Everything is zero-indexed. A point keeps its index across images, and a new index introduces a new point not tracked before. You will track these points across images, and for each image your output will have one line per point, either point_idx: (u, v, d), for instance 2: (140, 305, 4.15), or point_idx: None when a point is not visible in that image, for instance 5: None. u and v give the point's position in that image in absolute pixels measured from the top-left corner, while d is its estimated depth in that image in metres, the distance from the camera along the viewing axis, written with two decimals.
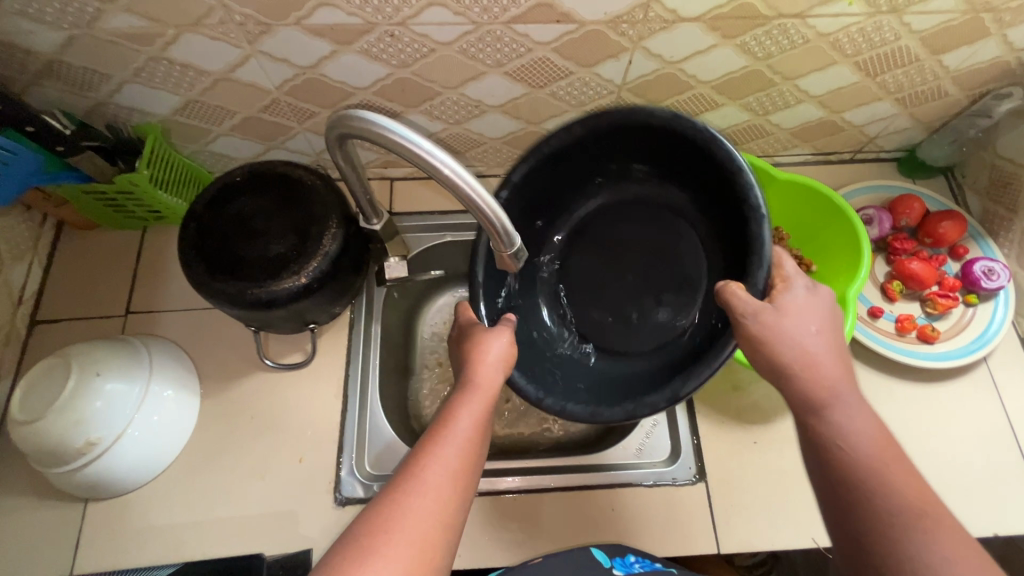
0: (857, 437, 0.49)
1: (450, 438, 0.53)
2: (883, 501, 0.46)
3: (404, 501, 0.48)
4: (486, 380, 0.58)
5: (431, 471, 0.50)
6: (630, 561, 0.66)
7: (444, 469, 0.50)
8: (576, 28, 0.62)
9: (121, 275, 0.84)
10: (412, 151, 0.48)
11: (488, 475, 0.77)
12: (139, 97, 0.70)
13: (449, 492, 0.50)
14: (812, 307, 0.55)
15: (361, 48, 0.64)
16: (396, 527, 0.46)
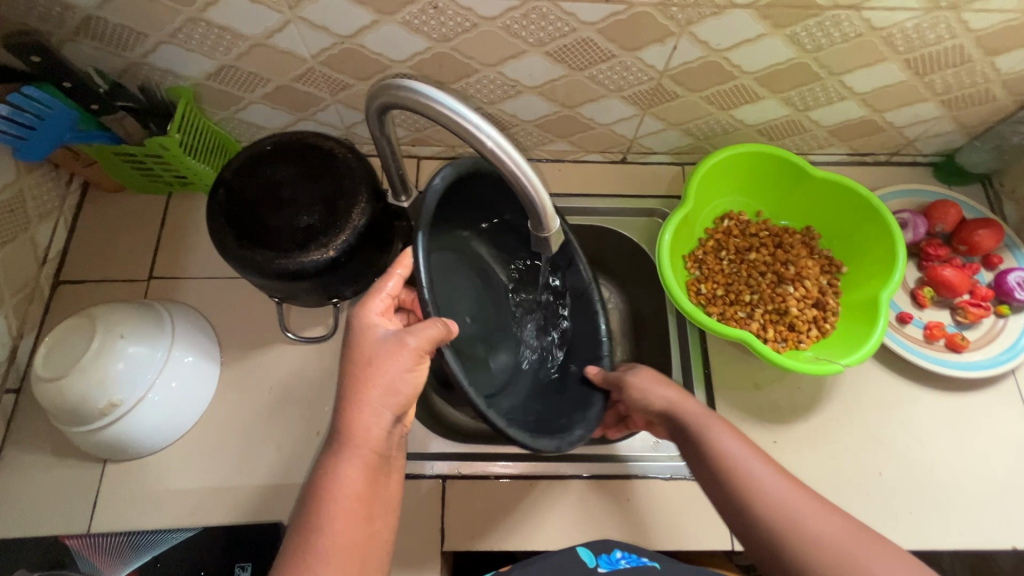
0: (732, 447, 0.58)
1: (337, 499, 0.50)
2: (760, 498, 0.54)
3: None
4: (377, 426, 0.52)
5: (317, 547, 0.49)
6: (615, 558, 0.66)
7: (334, 540, 0.49)
8: (624, 9, 0.61)
9: (145, 239, 0.84)
10: (455, 124, 0.47)
11: (477, 459, 0.76)
12: (173, 60, 0.69)
13: (348, 554, 0.49)
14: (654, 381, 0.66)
15: (402, 19, 0.62)
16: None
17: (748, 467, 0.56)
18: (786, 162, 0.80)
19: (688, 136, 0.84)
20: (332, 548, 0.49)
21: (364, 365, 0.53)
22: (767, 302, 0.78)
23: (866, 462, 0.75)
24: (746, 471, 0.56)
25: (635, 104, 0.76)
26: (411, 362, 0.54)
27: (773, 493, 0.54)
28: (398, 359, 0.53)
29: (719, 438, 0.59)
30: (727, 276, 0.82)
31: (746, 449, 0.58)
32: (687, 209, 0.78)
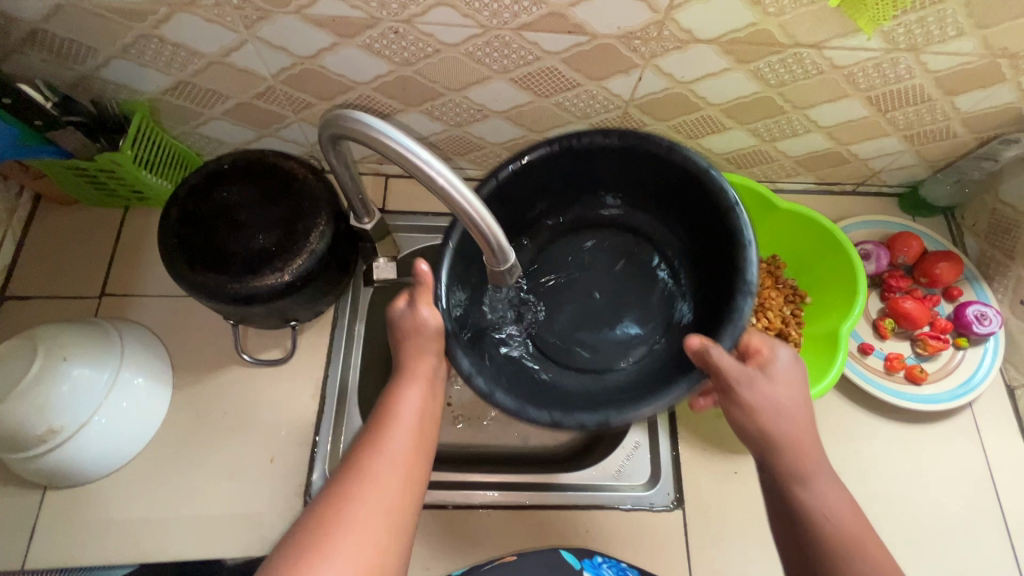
0: (784, 411, 0.53)
1: (394, 433, 0.53)
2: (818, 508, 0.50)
3: (341, 509, 0.47)
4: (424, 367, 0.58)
5: (378, 454, 0.51)
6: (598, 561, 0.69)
7: (389, 458, 0.51)
8: (587, 40, 0.60)
9: (98, 254, 0.81)
10: (405, 158, 0.46)
11: (462, 488, 0.76)
12: (127, 74, 0.67)
13: (396, 478, 0.50)
14: (784, 384, 0.54)
15: (363, 42, 0.61)
16: (351, 505, 0.47)
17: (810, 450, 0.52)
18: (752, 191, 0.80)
19: None
20: (387, 478, 0.50)
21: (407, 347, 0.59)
22: None
23: None
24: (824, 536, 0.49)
25: None
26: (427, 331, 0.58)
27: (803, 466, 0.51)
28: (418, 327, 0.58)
29: (771, 397, 0.54)
30: None
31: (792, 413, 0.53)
32: None
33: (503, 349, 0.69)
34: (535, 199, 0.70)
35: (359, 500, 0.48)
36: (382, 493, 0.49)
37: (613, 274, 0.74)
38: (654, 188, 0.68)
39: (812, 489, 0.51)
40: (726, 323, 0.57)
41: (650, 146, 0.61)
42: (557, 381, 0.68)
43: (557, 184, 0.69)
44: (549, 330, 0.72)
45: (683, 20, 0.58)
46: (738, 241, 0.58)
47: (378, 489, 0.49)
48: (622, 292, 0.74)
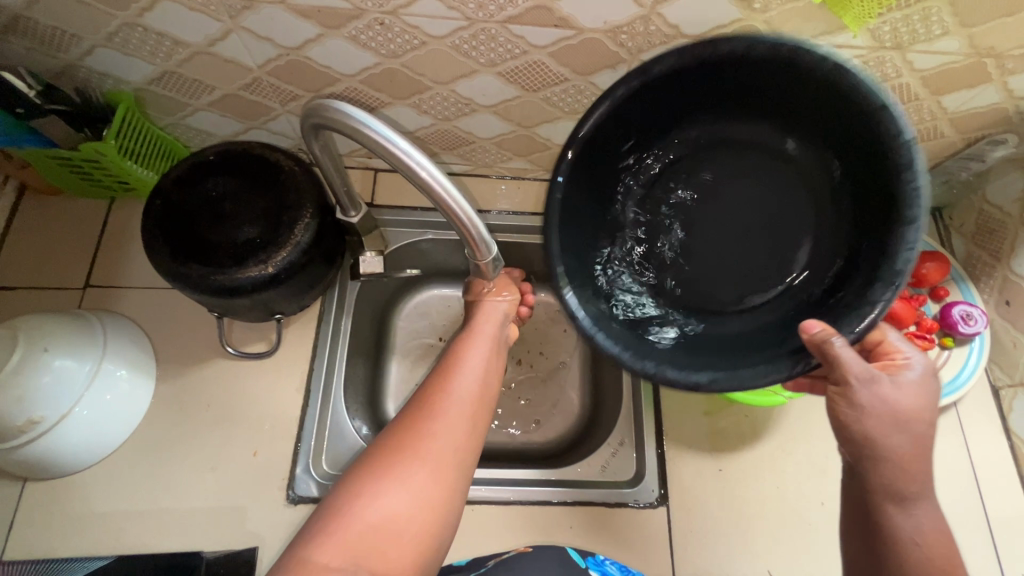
0: (907, 424, 0.49)
1: (461, 382, 0.58)
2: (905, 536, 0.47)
3: (415, 440, 0.53)
4: (484, 331, 0.63)
5: (446, 396, 0.56)
6: (603, 561, 0.70)
7: (459, 403, 0.56)
8: (573, 34, 0.60)
9: (83, 245, 0.80)
10: (387, 150, 0.46)
11: None
12: (112, 64, 0.67)
13: (462, 422, 0.55)
14: (908, 393, 0.49)
15: (349, 34, 0.61)
16: (422, 441, 0.53)
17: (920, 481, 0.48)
18: None
19: None
20: (456, 419, 0.55)
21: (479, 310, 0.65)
22: None
23: (810, 492, 0.75)
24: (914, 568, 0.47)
25: None
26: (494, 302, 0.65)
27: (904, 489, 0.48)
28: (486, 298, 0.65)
29: (890, 403, 0.49)
30: None
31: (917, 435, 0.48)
32: None
33: (654, 299, 0.64)
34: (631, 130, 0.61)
35: (431, 439, 0.53)
36: (451, 435, 0.54)
37: (771, 186, 0.62)
38: (774, 109, 0.59)
39: (912, 517, 0.48)
40: (863, 290, 0.52)
41: (757, 56, 0.51)
42: (711, 330, 0.62)
43: (647, 108, 0.59)
44: (679, 263, 0.65)
45: (669, 14, 0.57)
46: (888, 145, 0.50)
47: (446, 430, 0.54)
48: (759, 204, 0.63)
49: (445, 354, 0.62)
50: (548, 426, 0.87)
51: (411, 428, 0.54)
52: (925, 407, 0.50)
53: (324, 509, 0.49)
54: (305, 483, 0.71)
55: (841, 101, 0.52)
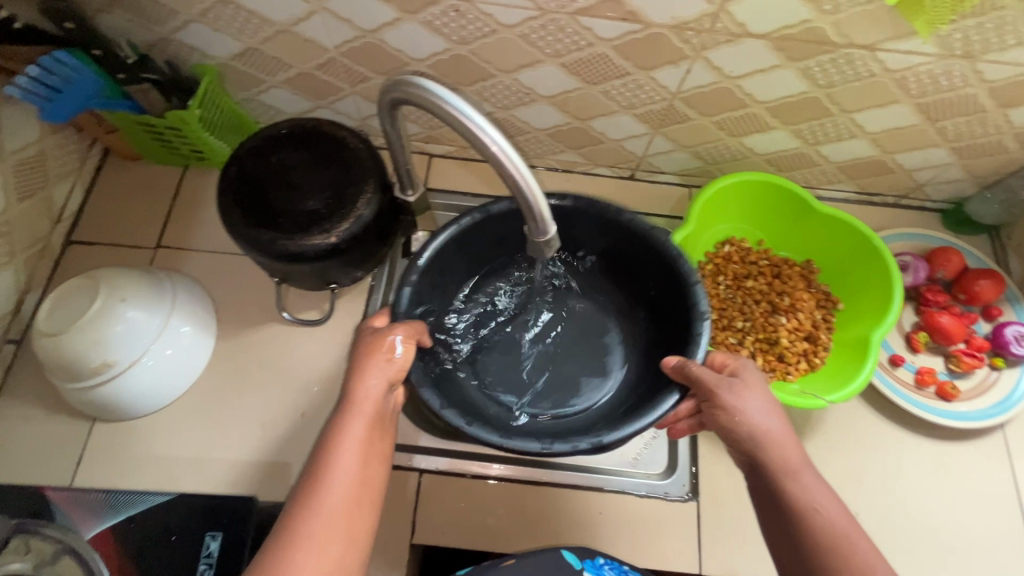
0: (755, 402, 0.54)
1: (339, 464, 0.48)
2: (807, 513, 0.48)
3: (290, 553, 0.44)
4: (370, 390, 0.52)
5: (323, 486, 0.47)
6: (600, 564, 0.64)
7: (335, 493, 0.47)
8: (640, 28, 0.62)
9: (157, 208, 0.86)
10: (461, 124, 0.48)
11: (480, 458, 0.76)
12: (201, 38, 0.71)
13: (345, 516, 0.47)
14: (752, 386, 0.56)
15: (424, 19, 0.64)
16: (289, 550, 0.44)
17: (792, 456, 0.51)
18: (791, 194, 0.80)
19: (697, 159, 0.85)
20: (333, 509, 0.46)
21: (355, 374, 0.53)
22: (758, 331, 0.78)
23: (844, 502, 0.75)
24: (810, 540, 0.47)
25: (646, 122, 0.77)
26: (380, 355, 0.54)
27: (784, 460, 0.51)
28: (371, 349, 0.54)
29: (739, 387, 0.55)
30: (722, 299, 0.81)
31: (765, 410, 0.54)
32: (687, 229, 0.78)
33: (462, 367, 0.73)
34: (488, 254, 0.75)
35: (303, 555, 0.44)
36: (330, 542, 0.45)
37: (593, 320, 0.78)
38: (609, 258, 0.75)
39: (799, 488, 0.50)
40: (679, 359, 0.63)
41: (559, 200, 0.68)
42: (541, 421, 0.71)
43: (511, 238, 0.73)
44: (500, 376, 0.74)
45: (737, 12, 0.59)
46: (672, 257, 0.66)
47: (327, 530, 0.45)
48: (586, 330, 0.78)
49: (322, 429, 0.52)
50: None
51: (287, 540, 0.45)
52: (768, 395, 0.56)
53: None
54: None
55: (627, 247, 0.71)
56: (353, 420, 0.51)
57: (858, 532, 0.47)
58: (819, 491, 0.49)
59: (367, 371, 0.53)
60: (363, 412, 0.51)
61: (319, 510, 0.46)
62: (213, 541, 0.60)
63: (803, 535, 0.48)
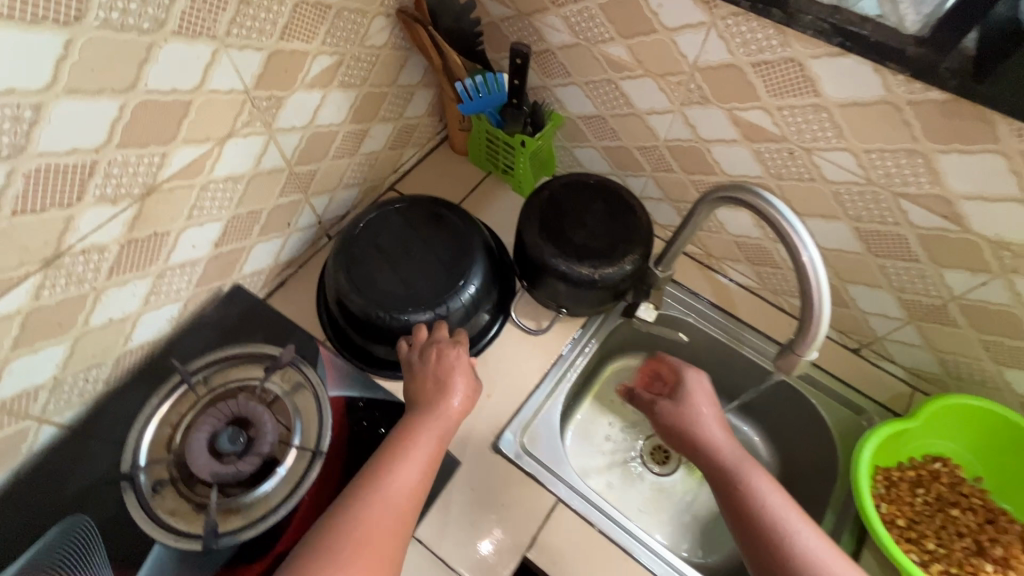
0: (722, 424, 0.79)
1: (411, 452, 0.66)
2: (744, 477, 0.71)
3: (374, 496, 0.61)
4: (451, 407, 0.71)
5: (403, 461, 0.65)
6: None
7: (411, 474, 0.64)
8: (956, 230, 0.67)
9: (457, 192, 1.08)
10: (790, 238, 0.57)
11: (615, 522, 0.79)
12: (569, 96, 0.92)
13: (411, 495, 0.63)
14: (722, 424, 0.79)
15: (757, 149, 0.76)
16: (375, 501, 0.61)
17: (735, 456, 0.74)
18: None
19: (939, 365, 0.83)
20: (409, 479, 0.64)
21: (444, 398, 0.71)
22: (952, 564, 0.73)
23: None
24: (722, 454, 0.74)
25: (907, 309, 0.79)
26: (457, 366, 0.73)
27: (715, 434, 0.77)
28: (454, 364, 0.73)
29: (705, 404, 0.81)
30: (916, 512, 0.78)
31: (715, 417, 0.80)
32: (907, 423, 0.77)
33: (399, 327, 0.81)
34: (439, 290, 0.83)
35: (379, 501, 0.61)
36: (397, 504, 0.61)
37: (416, 282, 0.84)
38: (442, 279, 0.84)
39: (734, 451, 0.75)
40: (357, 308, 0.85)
41: (443, 264, 0.85)
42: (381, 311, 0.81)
43: (440, 289, 0.83)
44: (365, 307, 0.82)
45: None
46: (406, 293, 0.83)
47: (395, 500, 0.61)
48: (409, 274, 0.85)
49: (400, 427, 0.69)
50: (691, 538, 0.96)
51: (363, 500, 0.61)
52: (707, 386, 0.84)
53: (308, 544, 0.58)
54: (507, 430, 0.84)
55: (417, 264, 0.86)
56: (425, 428, 0.68)
57: (757, 472, 0.72)
58: (700, 394, 0.82)
59: (448, 397, 0.71)
60: (433, 432, 0.68)
61: (388, 486, 0.62)
62: None
63: (717, 458, 0.74)
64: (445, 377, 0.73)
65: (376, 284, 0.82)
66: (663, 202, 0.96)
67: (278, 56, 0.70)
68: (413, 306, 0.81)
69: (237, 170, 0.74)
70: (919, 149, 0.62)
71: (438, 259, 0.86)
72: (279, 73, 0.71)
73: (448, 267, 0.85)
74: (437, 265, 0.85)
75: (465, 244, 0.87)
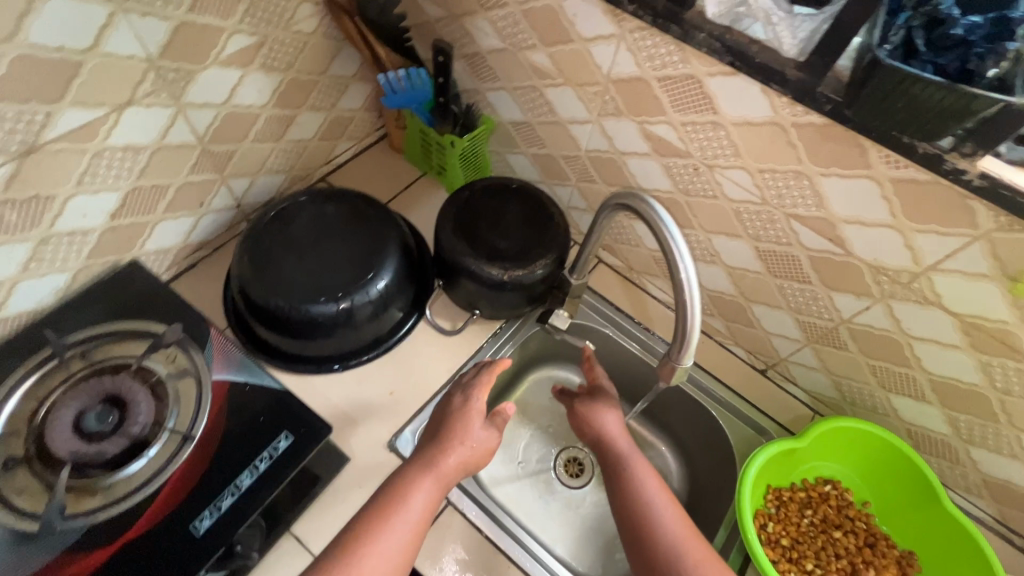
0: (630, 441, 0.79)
1: (417, 496, 0.66)
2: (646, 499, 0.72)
3: (374, 534, 0.62)
4: (460, 453, 0.71)
5: (406, 506, 0.65)
6: None
7: (404, 529, 0.64)
8: (841, 254, 0.69)
9: (389, 189, 1.07)
10: (670, 246, 0.57)
11: (503, 529, 0.79)
12: (500, 101, 0.93)
13: (411, 538, 0.64)
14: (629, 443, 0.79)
15: (666, 163, 0.78)
16: (365, 554, 0.61)
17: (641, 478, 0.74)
18: (923, 476, 0.75)
19: (836, 390, 0.85)
20: (410, 521, 0.64)
21: (457, 444, 0.71)
22: None
23: None
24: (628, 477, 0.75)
25: (804, 331, 0.81)
26: (477, 417, 0.75)
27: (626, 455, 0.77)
28: (474, 414, 0.74)
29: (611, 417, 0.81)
30: (801, 532, 0.79)
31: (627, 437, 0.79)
32: (796, 443, 0.78)
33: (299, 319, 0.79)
34: (345, 282, 0.81)
35: (378, 540, 0.62)
36: (393, 547, 0.62)
37: (323, 273, 0.82)
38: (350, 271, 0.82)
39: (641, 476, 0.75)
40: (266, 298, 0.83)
41: (356, 257, 0.84)
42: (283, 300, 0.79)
43: (347, 282, 0.81)
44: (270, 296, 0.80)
45: (938, 282, 0.64)
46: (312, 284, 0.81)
47: (391, 541, 0.62)
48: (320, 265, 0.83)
49: (409, 463, 0.70)
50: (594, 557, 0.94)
51: (365, 537, 0.62)
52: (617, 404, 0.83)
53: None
54: (405, 429, 0.82)
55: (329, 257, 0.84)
56: (435, 473, 0.69)
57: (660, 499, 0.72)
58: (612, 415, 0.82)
59: (461, 442, 0.71)
60: (438, 476, 0.69)
61: (390, 526, 0.63)
62: (284, 440, 0.69)
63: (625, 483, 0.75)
64: (464, 424, 0.73)
65: (283, 271, 0.81)
66: (588, 213, 0.97)
67: (188, 28, 0.69)
68: (316, 296, 0.79)
69: (138, 140, 0.72)
70: (804, 172, 0.65)
71: (351, 252, 0.84)
72: (190, 45, 0.70)
73: (361, 262, 0.83)
74: (350, 258, 0.84)
75: (383, 240, 0.86)
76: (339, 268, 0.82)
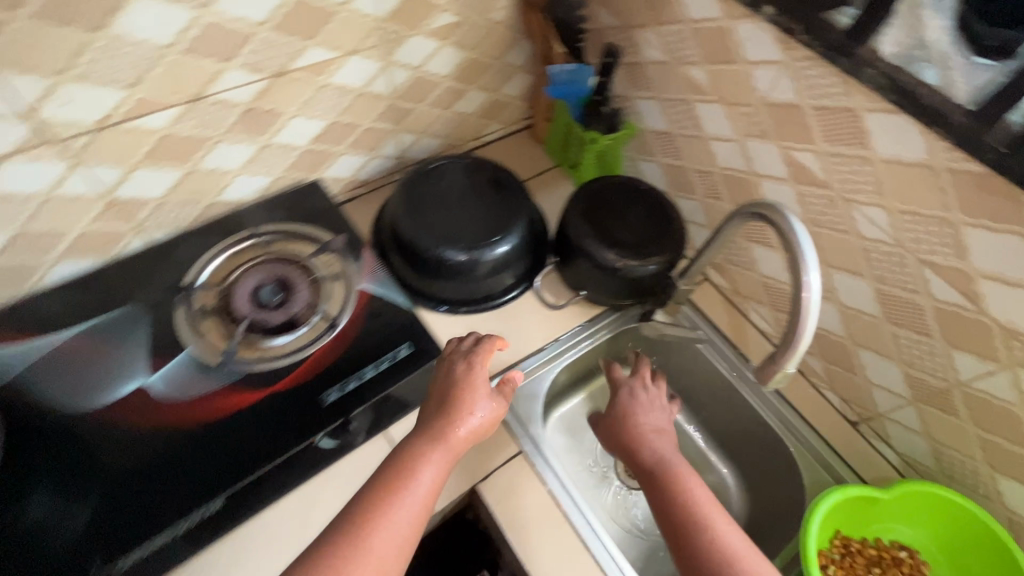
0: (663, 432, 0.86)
1: (419, 475, 0.64)
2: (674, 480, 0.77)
3: (379, 514, 0.60)
4: (461, 430, 0.69)
5: (408, 489, 0.63)
6: None
7: (409, 510, 0.62)
8: (972, 311, 0.68)
9: (525, 172, 1.18)
10: (799, 260, 0.61)
11: (563, 488, 0.83)
12: (648, 110, 1.01)
13: (416, 518, 0.62)
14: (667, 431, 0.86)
15: (802, 191, 0.80)
16: (374, 534, 0.59)
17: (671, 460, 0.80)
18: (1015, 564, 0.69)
19: (933, 457, 0.82)
20: (414, 501, 0.63)
21: (460, 422, 0.69)
22: None
23: None
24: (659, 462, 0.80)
25: (911, 387, 0.79)
26: (483, 396, 0.73)
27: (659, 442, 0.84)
28: (478, 392, 0.73)
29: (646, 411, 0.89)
30: None
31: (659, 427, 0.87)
32: (876, 493, 0.76)
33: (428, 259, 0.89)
34: (473, 239, 0.91)
35: (383, 522, 0.60)
36: (400, 528, 0.60)
37: (456, 225, 0.92)
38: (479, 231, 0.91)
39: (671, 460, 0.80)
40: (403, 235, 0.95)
41: (487, 219, 0.93)
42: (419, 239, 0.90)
43: (475, 239, 0.91)
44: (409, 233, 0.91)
45: None
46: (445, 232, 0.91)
47: (397, 524, 0.60)
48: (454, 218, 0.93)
49: (405, 447, 0.68)
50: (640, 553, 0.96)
51: (366, 520, 0.60)
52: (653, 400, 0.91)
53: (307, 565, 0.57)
54: (491, 377, 0.90)
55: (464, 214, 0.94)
56: (437, 450, 0.67)
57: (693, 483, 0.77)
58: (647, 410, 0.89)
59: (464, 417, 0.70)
60: (442, 454, 0.67)
61: (394, 505, 0.61)
62: (406, 347, 0.82)
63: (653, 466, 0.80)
64: (466, 399, 0.72)
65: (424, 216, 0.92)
66: (707, 229, 1.01)
67: None
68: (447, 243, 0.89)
69: (350, 84, 0.88)
70: (949, 220, 0.65)
71: (483, 214, 0.94)
72: (409, 14, 0.85)
73: (490, 224, 0.93)
74: (481, 219, 0.93)
75: (514, 209, 0.95)
76: (471, 226, 0.92)
